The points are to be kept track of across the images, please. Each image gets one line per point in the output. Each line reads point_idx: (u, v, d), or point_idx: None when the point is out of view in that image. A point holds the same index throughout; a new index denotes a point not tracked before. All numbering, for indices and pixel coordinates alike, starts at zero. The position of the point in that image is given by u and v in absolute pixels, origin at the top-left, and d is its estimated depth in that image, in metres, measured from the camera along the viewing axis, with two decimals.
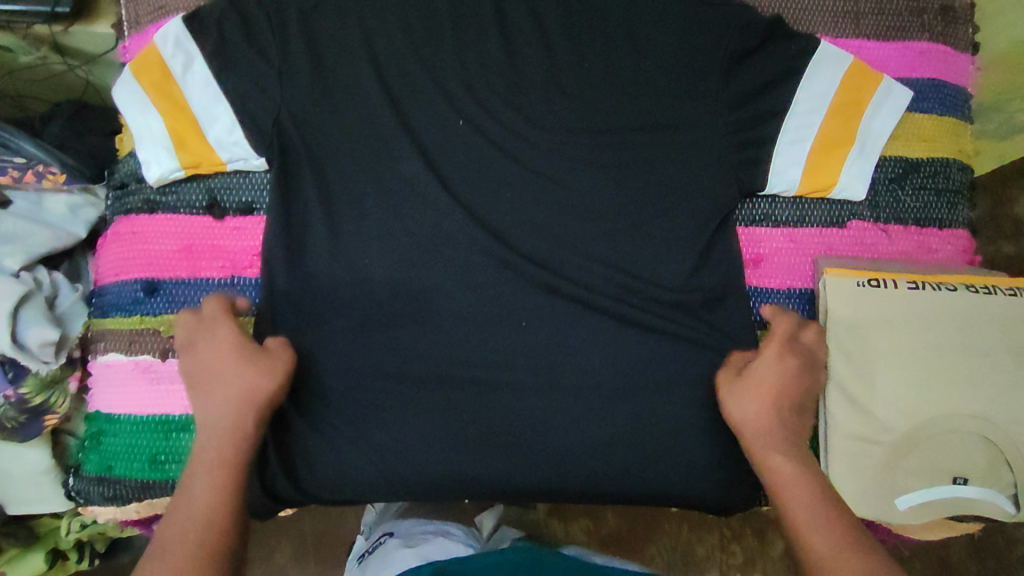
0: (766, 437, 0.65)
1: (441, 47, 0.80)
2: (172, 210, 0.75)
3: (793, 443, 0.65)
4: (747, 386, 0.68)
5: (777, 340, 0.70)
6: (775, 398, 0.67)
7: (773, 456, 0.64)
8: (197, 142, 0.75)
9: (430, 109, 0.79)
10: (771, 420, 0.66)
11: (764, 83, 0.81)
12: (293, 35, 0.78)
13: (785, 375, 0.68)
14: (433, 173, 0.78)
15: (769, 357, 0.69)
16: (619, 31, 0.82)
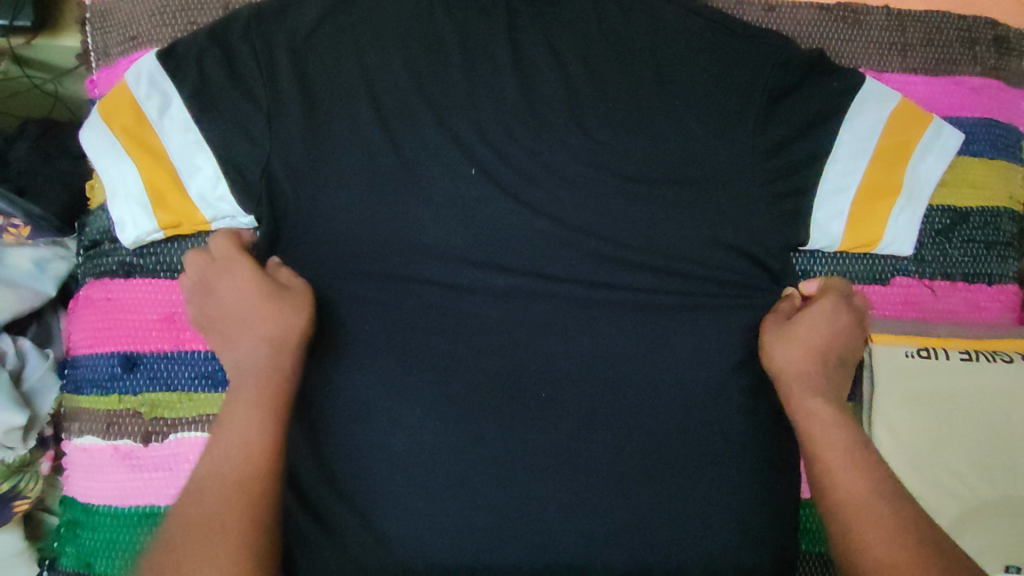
0: (804, 381, 0.66)
1: (449, 83, 0.73)
2: (152, 274, 0.68)
3: (828, 394, 0.65)
4: (794, 331, 0.68)
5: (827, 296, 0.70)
6: (819, 347, 0.67)
7: (808, 400, 0.64)
8: (179, 199, 0.69)
9: (437, 153, 0.71)
10: (812, 369, 0.66)
11: (803, 124, 0.73)
12: (286, 73, 0.70)
13: (833, 327, 0.68)
14: (442, 227, 0.71)
15: (818, 306, 0.69)
16: (645, 64, 0.74)
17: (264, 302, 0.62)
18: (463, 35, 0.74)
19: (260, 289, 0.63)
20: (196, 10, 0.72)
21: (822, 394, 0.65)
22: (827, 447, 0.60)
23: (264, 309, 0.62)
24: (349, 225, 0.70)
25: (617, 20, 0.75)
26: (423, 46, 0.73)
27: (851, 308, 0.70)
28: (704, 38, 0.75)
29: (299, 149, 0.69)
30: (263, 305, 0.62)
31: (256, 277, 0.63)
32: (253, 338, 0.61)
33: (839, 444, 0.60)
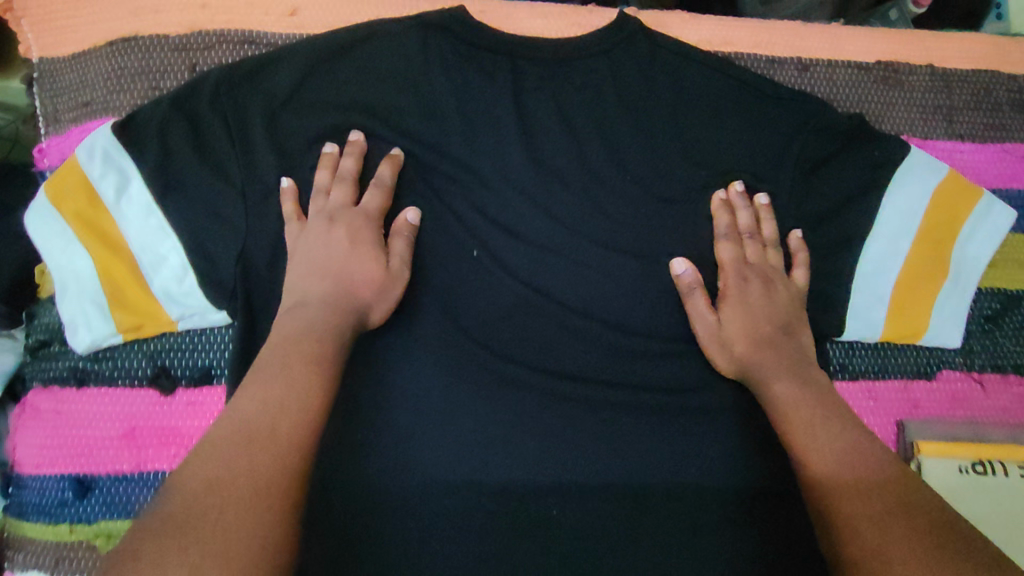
0: (764, 369, 0.61)
1: (449, 155, 0.66)
2: (108, 382, 0.61)
3: (787, 363, 0.60)
4: (727, 332, 0.63)
5: (733, 276, 0.64)
6: (754, 330, 0.62)
7: (776, 380, 0.60)
8: (139, 294, 0.60)
9: (439, 236, 0.65)
10: (764, 357, 0.61)
11: (840, 199, 0.66)
12: (265, 149, 0.62)
13: (755, 304, 0.63)
14: (440, 315, 0.63)
15: (731, 297, 0.63)
16: (665, 130, 0.67)
17: (376, 275, 0.59)
18: (462, 100, 0.66)
19: (382, 270, 0.60)
20: (158, 72, 0.63)
21: (778, 367, 0.60)
22: (797, 416, 0.57)
23: (365, 275, 0.59)
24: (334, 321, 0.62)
25: (636, 82, 0.67)
26: (420, 115, 0.66)
27: (762, 267, 0.65)
28: (731, 100, 0.67)
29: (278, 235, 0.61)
30: (370, 277, 0.59)
31: (377, 249, 0.61)
32: (335, 288, 0.57)
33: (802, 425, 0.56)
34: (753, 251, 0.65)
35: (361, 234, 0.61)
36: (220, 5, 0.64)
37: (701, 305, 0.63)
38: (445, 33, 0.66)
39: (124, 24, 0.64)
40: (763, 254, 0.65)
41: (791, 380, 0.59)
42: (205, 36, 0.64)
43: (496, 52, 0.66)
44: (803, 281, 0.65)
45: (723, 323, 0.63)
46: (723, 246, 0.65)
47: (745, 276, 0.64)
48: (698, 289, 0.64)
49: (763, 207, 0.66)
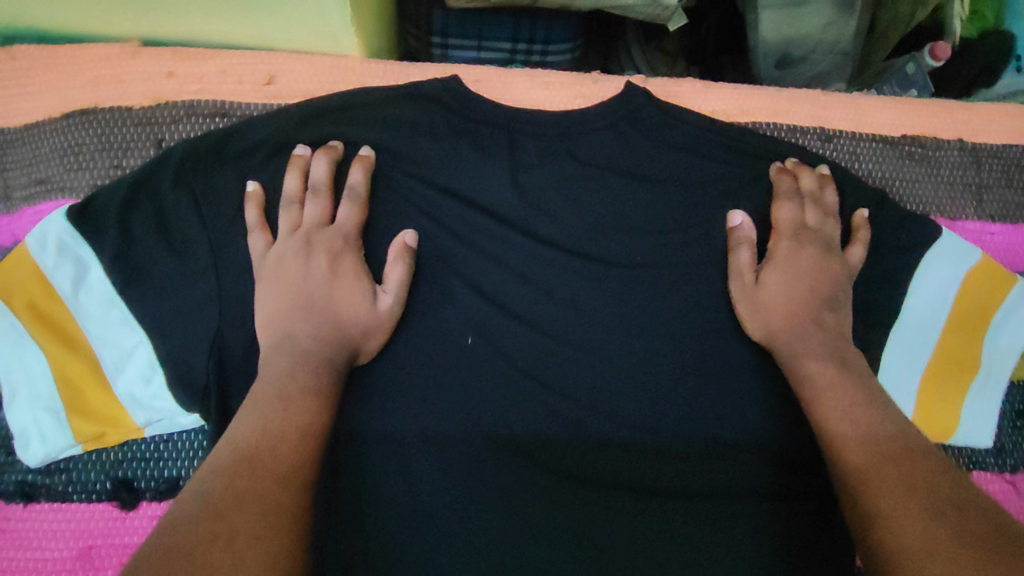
0: (798, 343, 0.56)
1: (443, 234, 0.60)
2: (61, 497, 0.58)
3: (824, 342, 0.56)
4: (765, 296, 0.58)
5: (785, 237, 0.59)
6: (792, 301, 0.58)
7: (805, 358, 0.56)
8: (101, 398, 0.55)
9: (428, 324, 0.59)
10: (807, 329, 0.57)
11: (868, 285, 0.61)
12: (238, 234, 0.57)
13: (804, 274, 0.58)
14: (433, 414, 0.58)
15: (776, 261, 0.59)
16: (679, 206, 0.61)
17: (365, 310, 0.55)
18: (458, 175, 0.60)
19: (369, 302, 0.55)
20: (121, 148, 0.58)
21: (811, 342, 0.56)
22: (829, 399, 0.52)
23: (351, 311, 0.55)
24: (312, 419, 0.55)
25: (644, 155, 0.62)
26: (411, 191, 0.60)
27: (818, 232, 0.60)
28: (750, 177, 0.62)
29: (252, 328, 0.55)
30: (356, 310, 0.55)
31: (364, 280, 0.56)
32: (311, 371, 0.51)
33: (840, 403, 0.52)
34: (813, 214, 0.60)
35: (341, 260, 0.56)
36: (189, 73, 0.59)
37: (746, 258, 0.59)
38: (436, 104, 0.61)
39: (84, 95, 0.58)
40: (824, 222, 0.60)
41: (824, 357, 0.55)
42: (173, 108, 0.59)
43: (492, 123, 0.61)
44: (857, 259, 0.59)
45: (762, 285, 0.58)
46: (783, 207, 0.60)
47: (798, 240, 0.59)
48: (747, 243, 0.59)
49: (828, 175, 0.61)
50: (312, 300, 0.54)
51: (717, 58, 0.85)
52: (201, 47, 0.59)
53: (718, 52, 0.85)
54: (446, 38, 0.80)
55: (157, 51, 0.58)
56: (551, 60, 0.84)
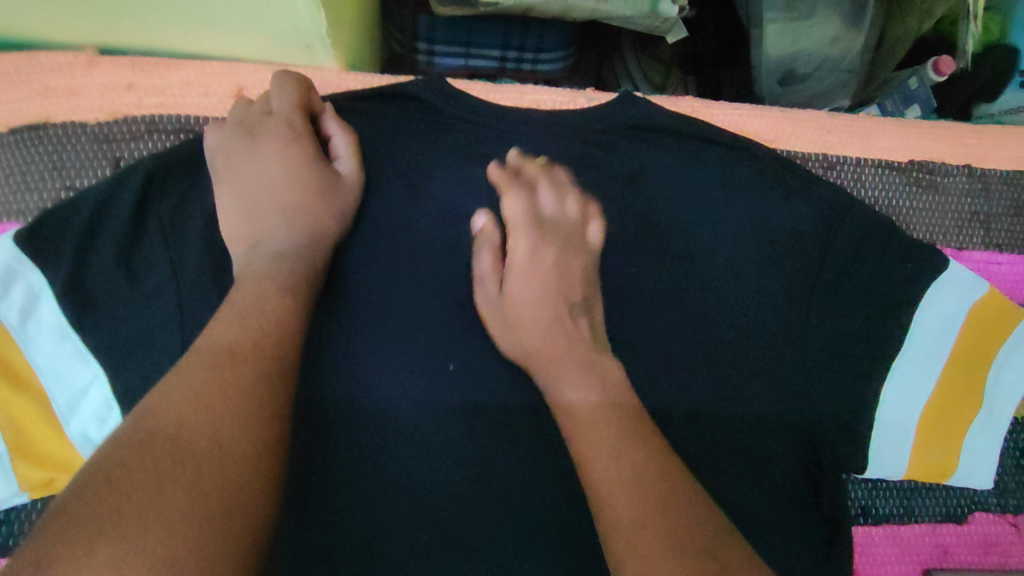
0: (557, 369, 0.46)
1: (433, 242, 0.53)
2: (1, 549, 0.55)
3: (581, 359, 0.46)
4: (506, 309, 0.49)
5: (542, 224, 0.51)
6: (544, 299, 0.49)
7: (569, 387, 0.45)
8: (52, 438, 0.51)
9: (399, 349, 0.51)
10: (565, 347, 0.47)
11: (881, 307, 0.58)
12: (192, 255, 0.51)
13: (538, 277, 0.49)
14: (418, 443, 0.50)
15: (547, 244, 0.50)
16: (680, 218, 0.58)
17: (314, 193, 0.48)
18: (450, 178, 0.55)
19: (321, 179, 0.49)
20: (73, 167, 0.53)
21: (582, 365, 0.46)
22: (587, 437, 0.42)
23: (304, 198, 0.48)
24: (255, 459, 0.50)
25: (640, 173, 0.58)
26: (396, 196, 0.54)
27: (555, 226, 0.51)
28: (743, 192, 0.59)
29: None
30: (313, 189, 0.48)
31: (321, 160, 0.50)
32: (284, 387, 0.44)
33: (601, 448, 0.41)
34: (538, 203, 0.52)
35: (292, 134, 0.49)
36: (149, 85, 0.53)
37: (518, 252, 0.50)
38: (418, 106, 0.55)
39: (32, 107, 0.53)
40: (556, 211, 0.52)
41: (591, 391, 0.44)
42: (132, 124, 0.54)
43: (481, 127, 0.56)
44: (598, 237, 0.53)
45: (506, 293, 0.50)
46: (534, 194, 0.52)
47: (535, 236, 0.50)
48: (490, 246, 0.51)
49: (548, 164, 0.55)
50: (261, 185, 0.48)
51: (715, 69, 0.81)
52: (162, 57, 0.54)
53: (715, 62, 0.81)
54: (431, 44, 0.76)
55: (112, 60, 0.53)
56: (542, 68, 0.80)
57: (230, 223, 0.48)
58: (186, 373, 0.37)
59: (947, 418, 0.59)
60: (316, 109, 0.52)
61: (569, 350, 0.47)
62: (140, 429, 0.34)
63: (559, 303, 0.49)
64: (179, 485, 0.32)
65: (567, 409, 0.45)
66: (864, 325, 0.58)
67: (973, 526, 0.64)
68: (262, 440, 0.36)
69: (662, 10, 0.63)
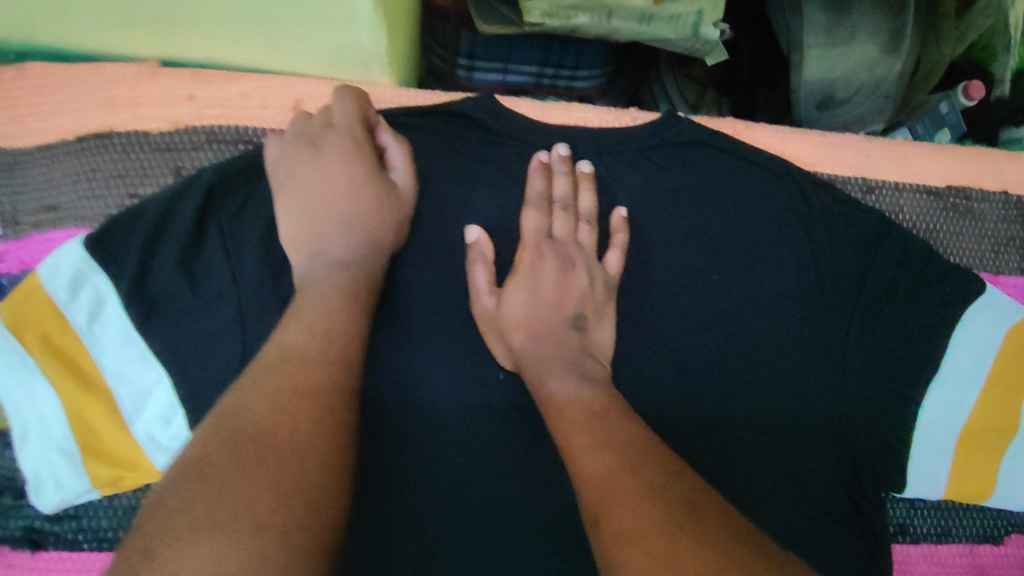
0: (539, 364, 0.50)
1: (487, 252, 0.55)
2: (71, 545, 0.54)
3: (560, 360, 0.50)
4: (506, 306, 0.51)
5: (576, 249, 0.54)
6: (539, 316, 0.51)
7: (549, 375, 0.48)
8: (119, 440, 0.52)
9: (450, 359, 0.53)
10: (551, 351, 0.50)
11: (919, 328, 0.59)
12: (251, 266, 0.53)
13: (548, 282, 0.52)
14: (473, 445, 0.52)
15: (546, 264, 0.53)
16: (726, 234, 0.59)
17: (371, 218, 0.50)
18: (502, 189, 0.56)
19: (377, 205, 0.50)
20: (137, 176, 0.55)
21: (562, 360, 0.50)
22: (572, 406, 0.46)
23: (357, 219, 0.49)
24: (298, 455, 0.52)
25: (682, 192, 0.59)
26: (450, 207, 0.55)
27: (565, 244, 0.54)
28: (787, 212, 0.60)
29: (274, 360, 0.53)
30: (371, 203, 0.50)
31: (377, 184, 0.51)
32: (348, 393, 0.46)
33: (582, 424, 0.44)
34: (560, 224, 0.55)
35: (351, 149, 0.50)
36: (210, 96, 0.54)
37: (533, 220, 0.54)
38: (470, 122, 0.57)
39: (97, 116, 0.54)
40: (569, 233, 0.55)
41: (569, 375, 0.48)
42: (194, 133, 0.55)
43: (529, 144, 0.57)
44: (616, 267, 0.55)
45: (504, 306, 0.51)
46: (555, 217, 0.55)
47: (541, 251, 0.53)
48: (482, 262, 0.52)
49: (588, 174, 0.56)
50: (320, 195, 0.49)
51: (751, 90, 0.83)
52: (222, 70, 0.55)
53: (750, 82, 0.83)
54: (472, 59, 0.78)
55: (173, 72, 0.55)
56: (578, 85, 0.82)
57: (291, 234, 0.49)
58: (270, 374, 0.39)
59: (985, 439, 0.60)
60: (372, 122, 0.53)
61: (576, 351, 0.50)
62: (223, 428, 0.35)
63: (540, 315, 0.51)
64: (265, 481, 0.34)
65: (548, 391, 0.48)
66: (902, 344, 0.59)
67: (1009, 548, 0.65)
68: (335, 443, 0.38)
69: (705, 33, 0.64)
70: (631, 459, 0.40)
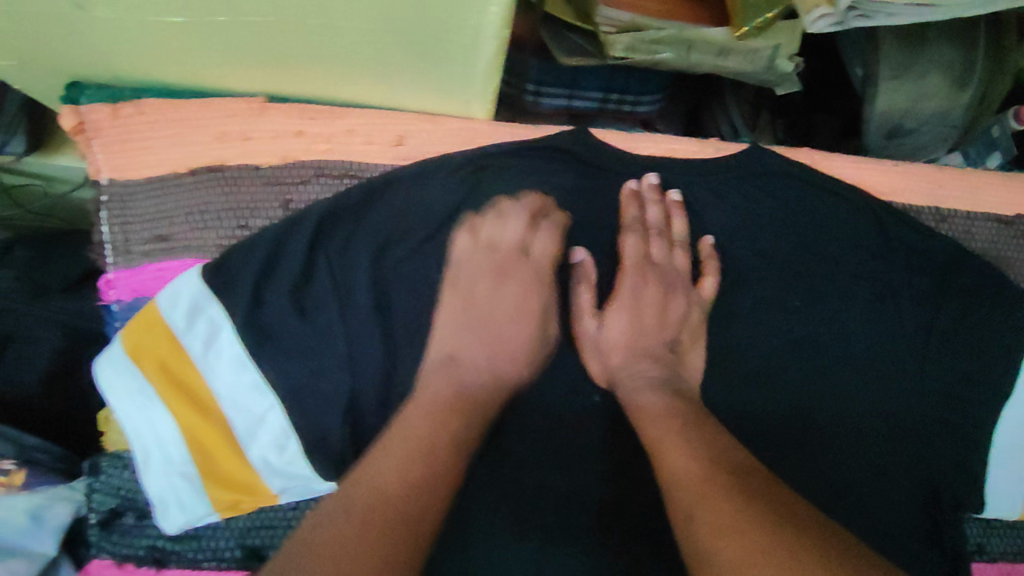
0: (633, 382, 0.55)
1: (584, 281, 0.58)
2: (191, 564, 0.56)
3: (655, 380, 0.54)
4: (608, 329, 0.57)
5: (674, 275, 0.58)
6: (637, 335, 0.57)
7: (641, 393, 0.54)
8: (235, 465, 0.54)
9: (552, 376, 0.59)
10: (651, 373, 0.55)
11: (997, 354, 0.61)
12: (361, 295, 0.56)
13: (650, 307, 0.58)
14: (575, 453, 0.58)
15: (647, 289, 0.58)
16: (808, 262, 0.62)
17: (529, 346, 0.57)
18: (594, 220, 0.60)
19: (501, 252, 0.58)
20: (248, 208, 0.56)
21: (648, 380, 0.55)
22: (662, 427, 0.50)
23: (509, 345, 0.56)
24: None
25: (765, 222, 0.61)
26: (547, 239, 0.58)
27: (665, 269, 0.58)
28: (866, 240, 0.62)
29: (385, 380, 0.56)
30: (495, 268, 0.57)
31: (530, 321, 0.57)
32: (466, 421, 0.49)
33: (678, 445, 0.48)
34: (658, 248, 0.59)
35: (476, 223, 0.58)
36: (317, 132, 0.57)
37: (632, 245, 0.58)
38: (565, 156, 0.59)
39: (209, 151, 0.57)
40: (665, 258, 0.59)
41: (660, 393, 0.53)
42: (303, 168, 0.57)
43: (620, 177, 0.60)
44: (711, 292, 0.58)
45: (604, 329, 0.58)
46: (652, 242, 0.59)
47: (643, 276, 0.58)
48: (586, 283, 0.58)
49: (676, 203, 0.60)
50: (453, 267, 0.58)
51: (807, 116, 0.87)
52: (329, 106, 0.58)
53: (807, 109, 0.87)
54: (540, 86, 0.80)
55: (283, 108, 0.56)
56: (641, 109, 0.85)
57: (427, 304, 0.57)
58: (418, 419, 0.48)
59: None
60: (492, 167, 0.58)
61: (676, 375, 0.56)
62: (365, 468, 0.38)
63: (637, 336, 0.57)
64: None
65: (641, 410, 0.53)
66: (978, 368, 0.61)
67: None
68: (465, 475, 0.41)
69: (780, 66, 0.66)
70: (728, 480, 0.44)
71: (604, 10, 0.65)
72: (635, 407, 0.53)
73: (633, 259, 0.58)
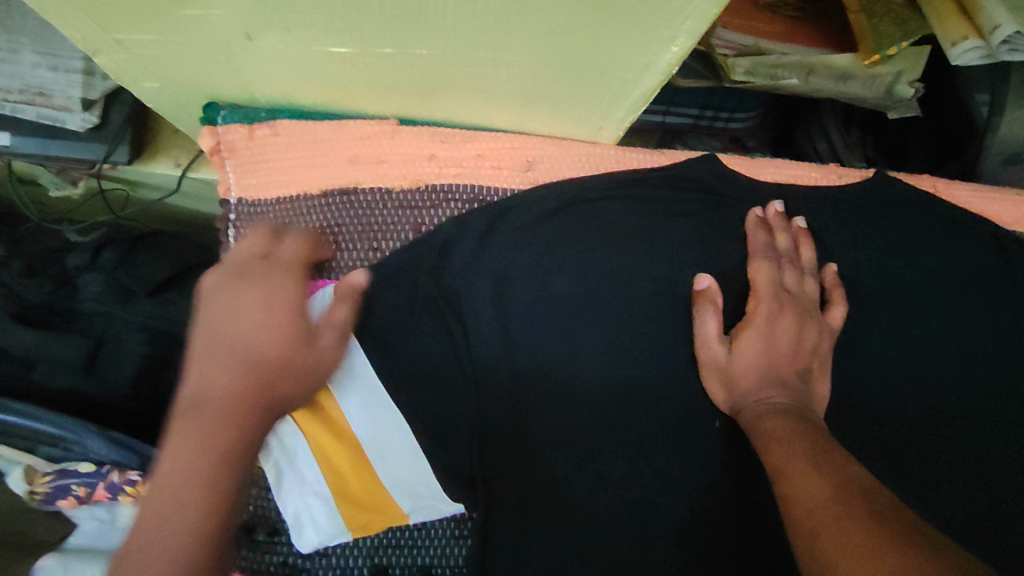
0: (755, 406, 0.51)
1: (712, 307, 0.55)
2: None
3: (783, 406, 0.50)
4: (738, 358, 0.54)
5: (807, 303, 0.57)
6: (770, 362, 0.53)
7: (765, 414, 0.50)
8: (368, 485, 0.55)
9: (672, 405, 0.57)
10: (776, 398, 0.51)
11: None
12: (490, 320, 0.56)
13: (783, 335, 0.54)
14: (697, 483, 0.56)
15: (784, 318, 0.55)
16: (929, 288, 0.61)
17: (288, 340, 0.48)
18: (718, 244, 0.59)
19: (624, 276, 0.57)
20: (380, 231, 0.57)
21: (773, 403, 0.50)
22: (791, 448, 0.46)
23: (264, 346, 0.47)
24: (528, 490, 0.56)
25: (887, 249, 0.61)
26: (670, 263, 0.58)
27: (798, 297, 0.56)
28: (987, 268, 0.61)
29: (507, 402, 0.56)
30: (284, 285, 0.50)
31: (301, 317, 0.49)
32: None
33: (806, 468, 0.43)
34: (791, 276, 0.57)
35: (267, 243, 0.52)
36: (448, 156, 0.57)
37: (766, 272, 0.56)
38: (688, 183, 0.60)
39: (343, 173, 0.57)
40: (798, 286, 0.57)
41: (784, 416, 0.49)
42: (432, 192, 0.57)
43: (744, 204, 0.60)
44: (839, 321, 0.57)
45: (735, 355, 0.54)
46: (784, 268, 0.57)
47: (780, 304, 0.56)
48: (715, 310, 0.55)
49: (805, 230, 0.59)
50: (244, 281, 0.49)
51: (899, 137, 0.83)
52: (456, 129, 0.58)
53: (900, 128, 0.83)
54: None
55: (413, 131, 0.57)
56: (734, 125, 0.83)
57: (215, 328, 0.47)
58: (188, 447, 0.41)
59: None
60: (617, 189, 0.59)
61: (809, 404, 0.52)
62: None
63: (771, 363, 0.53)
64: None
65: (763, 431, 0.49)
66: None
67: None
68: None
69: (898, 91, 0.65)
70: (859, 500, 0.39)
71: (722, 32, 0.62)
72: (760, 431, 0.49)
73: (766, 286, 0.56)
